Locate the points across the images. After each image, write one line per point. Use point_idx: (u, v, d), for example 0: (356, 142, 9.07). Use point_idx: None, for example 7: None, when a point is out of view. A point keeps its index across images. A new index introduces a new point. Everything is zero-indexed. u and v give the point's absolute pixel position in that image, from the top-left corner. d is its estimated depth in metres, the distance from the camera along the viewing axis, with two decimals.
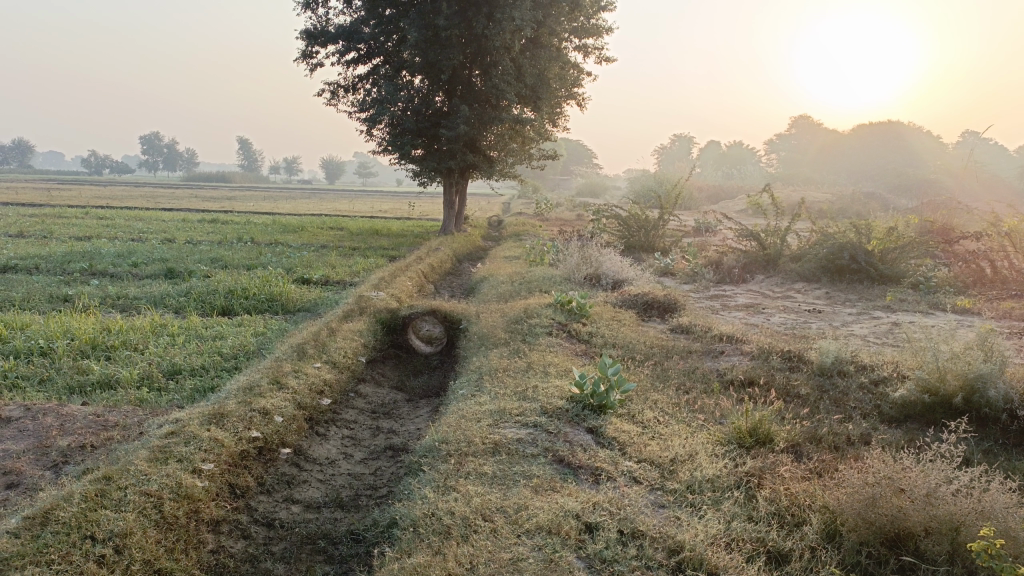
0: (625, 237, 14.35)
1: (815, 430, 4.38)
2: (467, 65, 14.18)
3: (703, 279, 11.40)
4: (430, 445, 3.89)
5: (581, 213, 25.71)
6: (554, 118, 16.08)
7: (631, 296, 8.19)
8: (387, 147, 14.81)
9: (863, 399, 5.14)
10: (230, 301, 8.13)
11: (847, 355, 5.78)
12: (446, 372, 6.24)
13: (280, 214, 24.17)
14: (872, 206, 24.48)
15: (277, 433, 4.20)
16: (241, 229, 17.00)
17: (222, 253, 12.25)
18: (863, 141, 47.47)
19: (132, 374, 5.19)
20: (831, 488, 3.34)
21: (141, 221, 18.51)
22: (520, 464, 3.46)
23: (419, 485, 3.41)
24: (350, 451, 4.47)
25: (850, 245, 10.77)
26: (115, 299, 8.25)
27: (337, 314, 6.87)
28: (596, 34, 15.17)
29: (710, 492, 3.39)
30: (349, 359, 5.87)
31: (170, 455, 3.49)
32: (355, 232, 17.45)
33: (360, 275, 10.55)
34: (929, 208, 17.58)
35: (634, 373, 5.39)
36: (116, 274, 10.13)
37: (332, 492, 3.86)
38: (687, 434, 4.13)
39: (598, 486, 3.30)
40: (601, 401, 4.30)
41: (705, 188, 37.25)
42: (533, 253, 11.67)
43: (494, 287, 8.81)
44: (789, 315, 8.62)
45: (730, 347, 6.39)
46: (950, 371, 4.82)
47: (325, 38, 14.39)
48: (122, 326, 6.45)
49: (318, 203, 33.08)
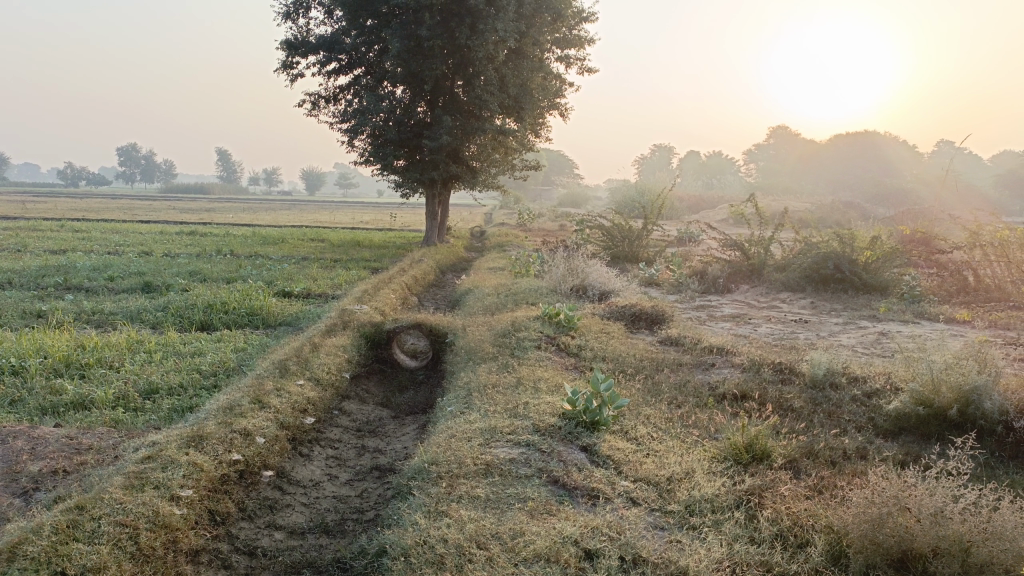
0: (609, 247, 14.29)
1: (811, 444, 4.30)
2: (449, 75, 14.09)
3: (688, 289, 11.36)
4: (419, 467, 3.74)
5: (563, 223, 25.70)
6: (536, 129, 16.01)
7: (619, 307, 8.10)
8: (368, 158, 14.66)
9: (856, 411, 5.07)
10: (209, 315, 7.94)
11: (838, 367, 5.72)
12: (433, 388, 6.09)
13: (259, 226, 23.91)
14: (852, 215, 24.66)
15: (259, 455, 4.04)
16: (221, 241, 16.75)
17: (200, 266, 12.02)
18: (840, 150, 47.97)
19: (107, 394, 5.00)
20: (834, 508, 3.25)
21: (118, 234, 18.21)
22: (514, 486, 3.33)
23: (408, 510, 3.26)
24: (335, 472, 4.32)
25: (834, 254, 10.76)
26: (91, 314, 8.04)
27: (319, 329, 6.71)
28: (579, 45, 15.15)
29: (710, 513, 3.28)
30: (333, 376, 5.72)
31: (147, 481, 3.32)
32: (336, 243, 17.25)
33: (342, 288, 10.39)
34: (909, 217, 17.72)
35: (625, 387, 5.28)
36: (91, 288, 9.89)
37: (316, 517, 3.71)
38: (682, 451, 4.03)
39: (596, 509, 3.19)
40: (594, 418, 4.18)
41: (686, 197, 37.42)
42: (518, 264, 11.57)
43: (479, 300, 8.68)
44: (776, 325, 8.57)
45: (720, 359, 6.30)
46: (944, 383, 4.76)
47: (306, 49, 14.25)
48: (98, 343, 6.25)
49: (298, 215, 32.89)
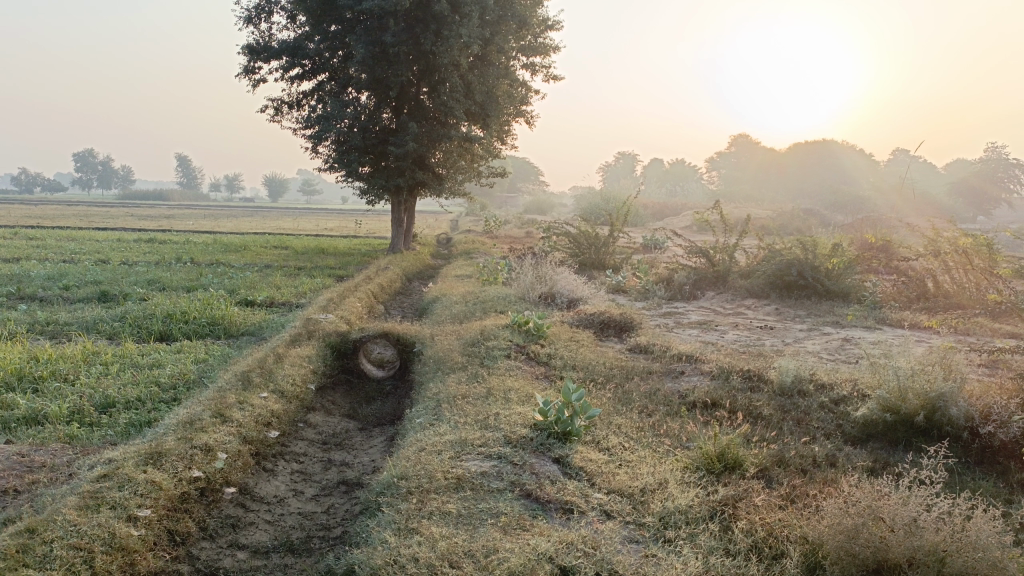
0: (576, 255, 14.29)
1: (782, 453, 4.30)
2: (415, 82, 14.00)
3: (655, 296, 11.40)
4: (388, 481, 3.65)
5: (530, 229, 25.69)
6: (502, 136, 15.98)
7: (587, 315, 8.07)
8: (333, 164, 14.47)
9: (825, 418, 5.09)
10: (169, 325, 7.73)
11: (806, 374, 5.75)
12: (401, 399, 5.99)
13: (221, 233, 23.50)
14: (811, 222, 25.09)
15: (221, 472, 3.90)
16: (180, 249, 16.38)
17: (159, 274, 11.73)
18: (800, 158, 48.80)
19: (61, 408, 4.81)
20: (809, 518, 3.23)
21: (74, 241, 17.71)
22: (487, 501, 3.26)
23: (377, 527, 3.16)
24: (300, 487, 4.20)
25: (797, 261, 10.89)
26: (45, 325, 7.78)
27: (283, 339, 6.56)
28: (544, 53, 15.17)
29: (685, 525, 3.24)
30: (298, 388, 5.58)
31: (103, 502, 3.18)
32: (300, 251, 17.03)
33: (306, 296, 10.22)
34: (870, 224, 18.04)
35: (596, 397, 5.24)
36: (45, 297, 9.59)
37: (282, 535, 3.59)
38: (654, 461, 3.99)
39: (570, 523, 3.13)
40: (566, 428, 4.13)
41: (650, 204, 37.76)
42: (486, 271, 11.52)
43: (447, 308, 8.59)
44: (743, 332, 8.61)
45: (690, 367, 6.30)
46: (910, 389, 4.81)
47: (269, 53, 14.03)
48: (52, 355, 6.03)
49: (260, 222, 32.39)
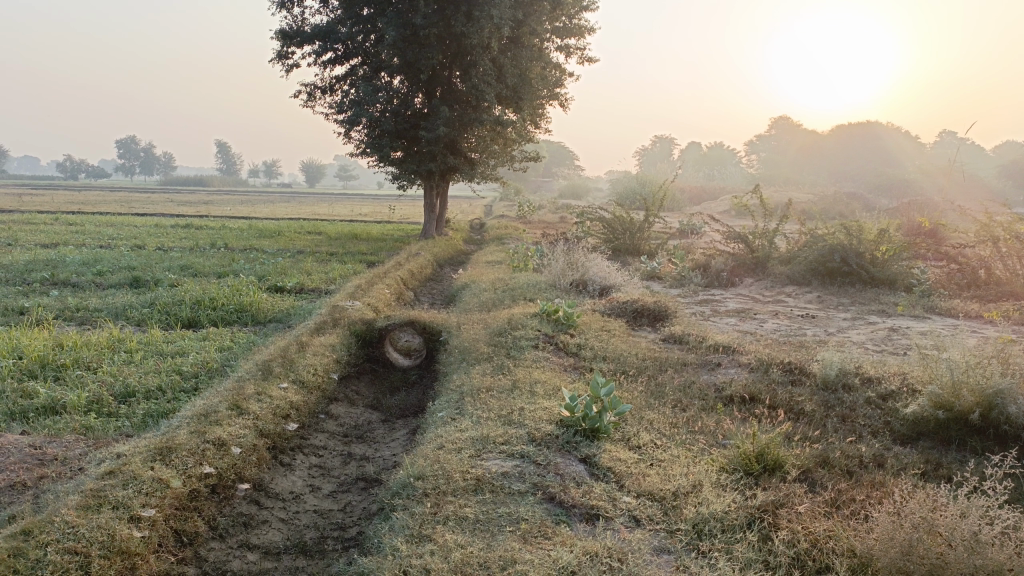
0: (610, 240, 13.99)
1: (826, 452, 4.04)
2: (447, 66, 13.78)
3: (691, 283, 11.06)
4: (404, 481, 3.47)
5: (564, 214, 25.38)
6: (535, 120, 15.69)
7: (619, 303, 7.80)
8: (364, 149, 14.33)
9: (871, 415, 4.79)
10: (197, 312, 7.66)
11: (852, 367, 5.43)
12: (426, 389, 5.82)
13: (256, 218, 23.63)
14: (855, 206, 24.43)
15: (234, 467, 3.75)
16: (215, 234, 16.41)
17: (192, 259, 11.74)
18: (842, 140, 47.57)
19: (80, 398, 4.71)
20: (858, 529, 2.97)
21: (112, 227, 17.90)
22: (507, 505, 3.06)
23: (390, 533, 2.99)
24: (317, 483, 4.05)
25: (841, 247, 10.45)
26: (75, 312, 7.75)
27: (308, 326, 6.42)
28: (578, 35, 14.82)
29: (720, 534, 3.01)
30: (320, 378, 5.43)
31: (105, 501, 3.04)
32: (332, 236, 16.95)
33: (336, 282, 10.12)
34: (915, 209, 17.45)
35: (627, 390, 5.00)
36: (79, 283, 9.62)
37: (294, 535, 3.44)
38: (688, 461, 3.75)
39: (596, 531, 2.91)
40: (593, 425, 3.90)
41: (687, 189, 37.12)
42: (517, 257, 11.31)
43: (475, 296, 8.39)
44: (783, 321, 8.28)
45: (726, 358, 6.01)
46: (965, 385, 4.47)
47: (301, 38, 13.87)
48: (77, 342, 5.97)
49: (294, 207, 32.50)
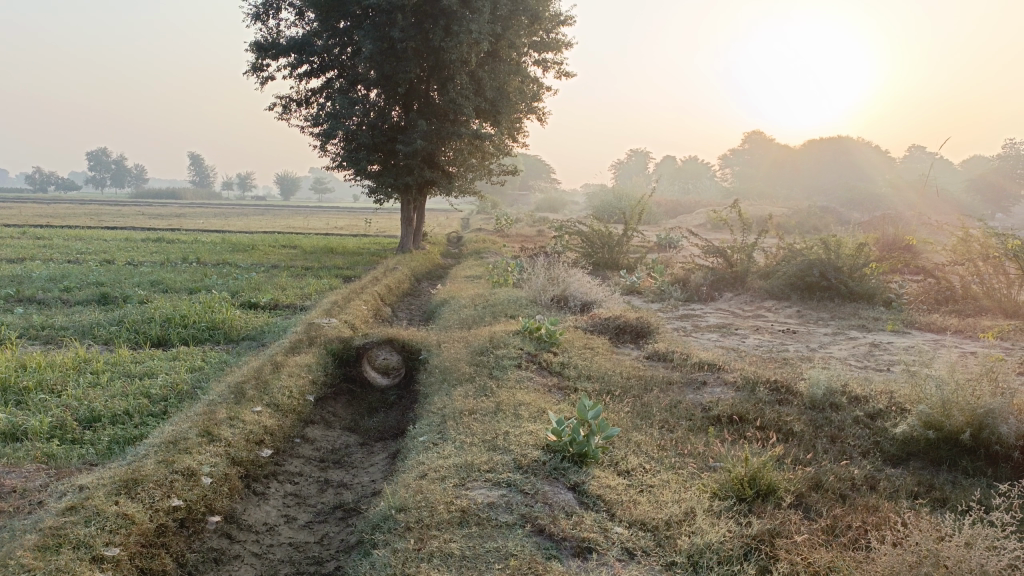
0: (589, 255, 13.91)
1: (818, 475, 3.94)
2: (424, 79, 13.66)
3: (671, 298, 11.01)
4: (386, 513, 3.31)
5: (542, 227, 25.34)
6: (513, 134, 15.61)
7: (602, 320, 7.69)
8: (340, 162, 14.14)
9: (860, 435, 4.71)
10: (167, 330, 7.42)
11: (839, 385, 5.35)
12: (405, 410, 5.65)
13: (229, 231, 23.30)
14: (829, 220, 24.66)
15: (204, 499, 3.56)
16: (188, 248, 16.09)
17: (163, 275, 11.47)
18: (814, 155, 48.17)
19: (42, 423, 4.48)
20: (859, 561, 2.86)
21: (81, 240, 17.48)
22: (495, 540, 2.91)
23: (370, 572, 2.82)
24: (293, 513, 3.87)
25: (820, 262, 10.45)
26: (39, 330, 7.47)
27: (282, 346, 6.22)
28: (556, 49, 14.79)
29: (717, 567, 2.89)
30: (295, 400, 5.24)
31: (65, 541, 2.84)
32: (308, 250, 16.69)
33: (311, 298, 9.91)
34: (889, 223, 17.58)
35: (613, 411, 4.87)
36: (44, 299, 9.31)
37: (268, 571, 3.27)
38: (679, 486, 3.63)
39: (587, 566, 2.78)
40: (581, 450, 3.76)
41: (663, 202, 37.29)
42: (496, 273, 11.19)
43: (455, 312, 8.25)
44: (764, 337, 8.22)
45: (711, 376, 5.92)
46: (956, 404, 4.39)
47: (276, 50, 13.67)
48: (40, 363, 5.72)
49: (267, 219, 32.11)
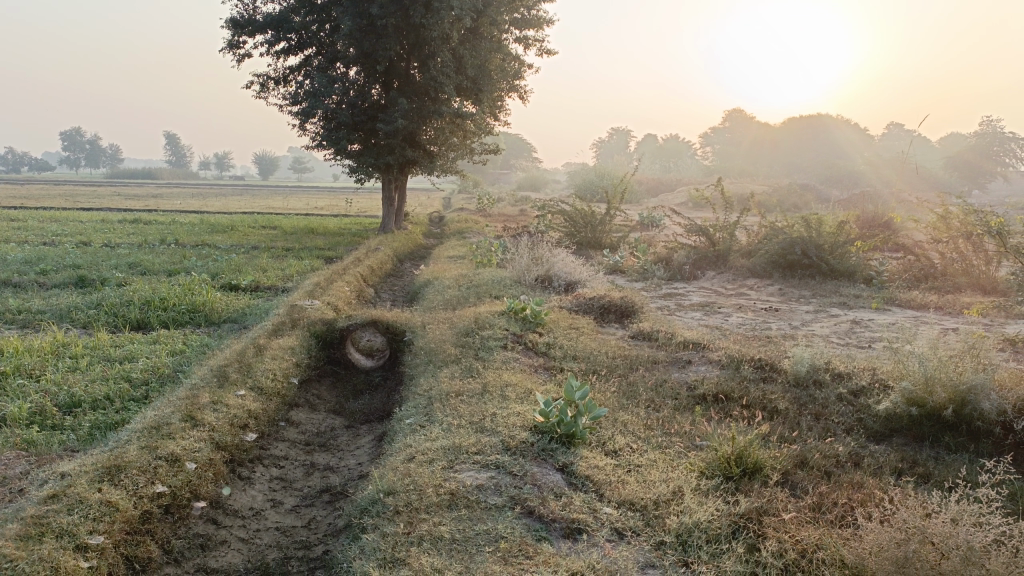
0: (572, 234, 13.88)
1: (804, 453, 3.97)
2: (405, 57, 13.48)
3: (654, 277, 11.03)
4: (374, 496, 3.29)
5: (524, 207, 25.25)
6: (495, 112, 15.49)
7: (586, 300, 7.68)
8: (320, 142, 13.96)
9: (844, 412, 4.74)
10: (146, 313, 7.31)
11: (823, 363, 5.39)
12: (390, 392, 5.62)
13: (208, 213, 22.99)
14: (809, 199, 24.78)
15: (189, 484, 3.52)
16: (166, 230, 15.86)
17: (141, 257, 11.30)
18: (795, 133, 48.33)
19: (21, 409, 4.41)
20: (846, 538, 2.88)
21: (56, 222, 17.18)
22: (484, 522, 2.90)
23: (360, 556, 2.80)
24: (279, 497, 3.84)
25: (802, 240, 10.48)
26: (15, 314, 7.34)
27: (265, 328, 6.15)
28: (537, 26, 14.64)
29: (706, 545, 2.90)
30: (279, 383, 5.18)
31: (47, 530, 2.79)
32: (289, 231, 16.51)
33: (293, 280, 9.81)
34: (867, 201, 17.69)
35: (600, 391, 4.87)
36: (19, 283, 9.14)
37: (255, 556, 3.25)
38: (667, 466, 3.64)
39: (577, 548, 2.78)
40: (569, 431, 3.76)
41: (645, 181, 37.27)
42: (480, 253, 11.13)
43: (439, 292, 8.20)
44: (747, 315, 8.25)
45: (696, 355, 5.94)
46: (938, 381, 4.43)
47: (253, 27, 13.42)
48: (17, 348, 5.61)
49: (246, 200, 31.73)
